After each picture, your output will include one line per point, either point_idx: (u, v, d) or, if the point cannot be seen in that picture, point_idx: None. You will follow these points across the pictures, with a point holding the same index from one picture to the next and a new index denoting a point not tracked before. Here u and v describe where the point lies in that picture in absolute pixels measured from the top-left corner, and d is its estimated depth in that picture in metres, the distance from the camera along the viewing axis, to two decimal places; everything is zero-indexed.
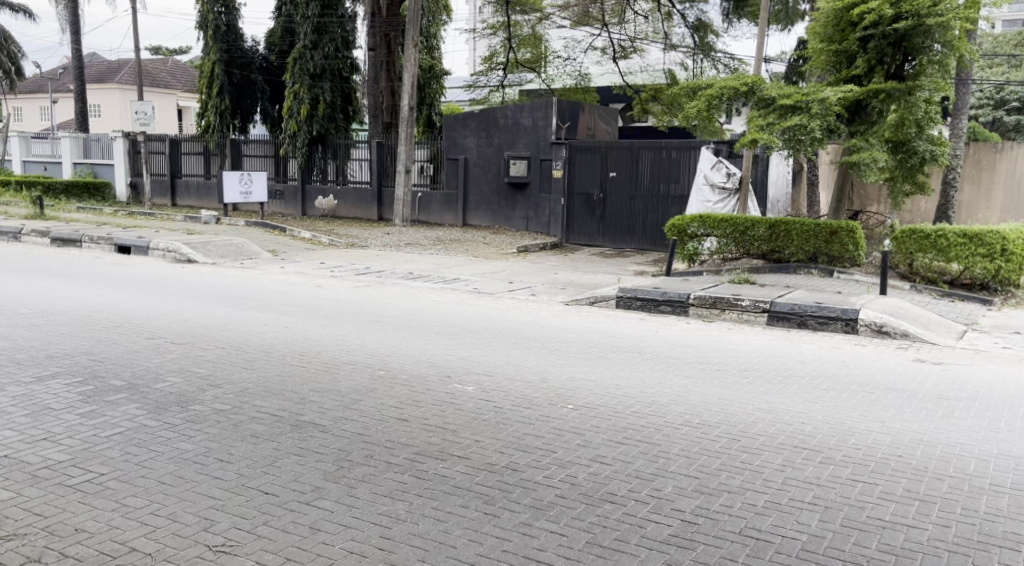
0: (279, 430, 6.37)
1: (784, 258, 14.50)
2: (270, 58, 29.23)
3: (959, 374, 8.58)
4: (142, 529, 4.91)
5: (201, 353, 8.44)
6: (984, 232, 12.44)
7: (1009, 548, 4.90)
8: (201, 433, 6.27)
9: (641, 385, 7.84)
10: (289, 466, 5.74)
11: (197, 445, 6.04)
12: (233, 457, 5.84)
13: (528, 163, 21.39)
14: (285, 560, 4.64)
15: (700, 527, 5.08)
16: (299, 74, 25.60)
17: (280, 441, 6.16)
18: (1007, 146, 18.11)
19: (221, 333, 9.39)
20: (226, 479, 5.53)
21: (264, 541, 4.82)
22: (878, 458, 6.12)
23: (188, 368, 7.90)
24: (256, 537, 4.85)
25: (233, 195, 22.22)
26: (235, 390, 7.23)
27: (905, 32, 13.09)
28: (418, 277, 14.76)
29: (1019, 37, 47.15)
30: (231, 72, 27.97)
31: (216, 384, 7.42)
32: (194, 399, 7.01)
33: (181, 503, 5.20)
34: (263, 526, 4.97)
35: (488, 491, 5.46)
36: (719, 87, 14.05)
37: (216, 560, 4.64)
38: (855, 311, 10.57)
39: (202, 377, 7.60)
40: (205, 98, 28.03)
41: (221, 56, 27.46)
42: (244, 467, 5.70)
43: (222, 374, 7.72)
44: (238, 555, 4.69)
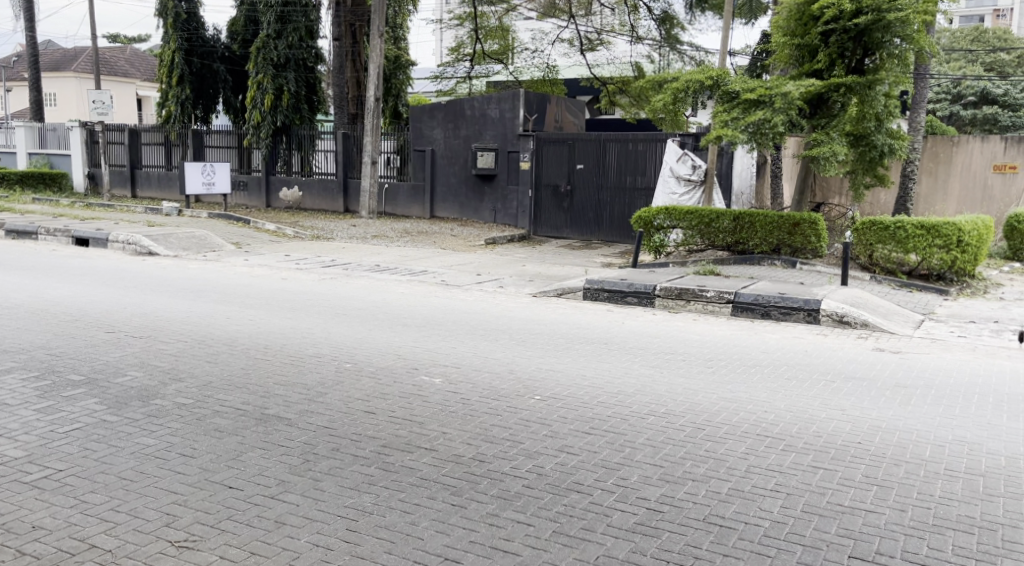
0: (243, 423, 6.37)
1: (747, 250, 14.65)
2: (232, 47, 28.92)
3: (916, 362, 8.76)
4: (102, 525, 4.89)
5: (162, 347, 8.39)
6: (941, 224, 12.72)
7: (964, 531, 5.04)
8: (163, 427, 6.25)
9: (608, 375, 7.94)
10: (253, 460, 5.75)
11: (159, 440, 6.02)
12: (196, 452, 5.83)
13: (495, 155, 21.41)
14: (250, 555, 4.66)
15: (665, 515, 5.17)
16: (262, 64, 25.35)
17: (244, 435, 6.16)
18: (962, 138, 18.48)
19: (183, 327, 9.33)
20: (189, 474, 5.52)
21: (228, 535, 4.83)
22: (838, 445, 6.25)
23: (150, 361, 7.86)
24: (220, 532, 4.86)
25: (196, 187, 22.01)
26: (198, 384, 7.21)
27: (865, 27, 13.30)
28: (384, 269, 14.74)
29: (976, 33, 48.06)
30: (191, 61, 27.63)
31: (178, 378, 7.39)
32: (156, 393, 6.98)
33: (142, 498, 5.18)
34: (228, 521, 4.97)
35: (455, 482, 5.51)
36: (684, 80, 14.19)
37: (179, 555, 4.64)
38: (817, 301, 10.74)
39: (164, 371, 7.57)
40: (165, 88, 27.67)
41: (182, 45, 27.16)
42: (207, 461, 5.70)
43: (185, 368, 7.69)
44: (202, 550, 4.70)
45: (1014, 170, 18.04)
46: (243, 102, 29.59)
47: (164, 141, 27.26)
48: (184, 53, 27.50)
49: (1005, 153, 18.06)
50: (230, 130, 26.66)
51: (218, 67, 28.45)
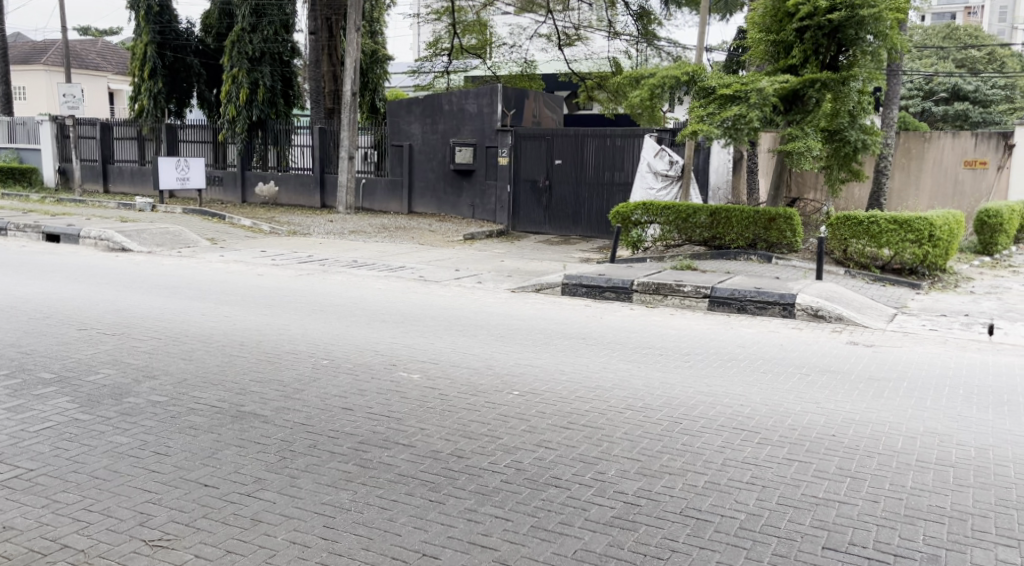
0: (219, 421, 6.36)
1: (724, 245, 14.77)
2: (206, 41, 28.69)
3: (889, 355, 8.87)
4: (74, 525, 4.88)
5: (136, 344, 8.35)
6: (914, 219, 12.88)
7: (934, 520, 5.12)
8: (137, 426, 6.23)
9: (586, 369, 7.99)
10: (229, 457, 5.74)
11: (132, 438, 6.01)
12: (170, 450, 5.82)
13: (473, 150, 21.40)
14: (225, 553, 4.66)
15: (643, 508, 5.22)
16: (237, 58, 25.18)
17: (220, 432, 6.15)
18: (934, 135, 18.69)
19: (157, 324, 9.29)
20: (163, 472, 5.51)
21: (203, 534, 4.83)
22: (813, 438, 6.33)
23: (122, 359, 7.82)
24: (196, 530, 4.86)
25: (170, 181, 21.85)
26: (173, 381, 7.20)
27: (839, 23, 13.41)
28: (362, 265, 14.72)
29: (948, 30, 48.68)
30: (164, 55, 27.34)
31: (152, 375, 7.37)
32: (129, 391, 6.95)
33: (115, 497, 5.17)
34: (203, 519, 4.97)
35: (433, 478, 5.54)
36: (660, 76, 14.24)
37: (153, 554, 4.64)
38: (792, 295, 10.85)
39: (137, 368, 7.54)
40: (138, 81, 27.45)
41: (155, 38, 26.93)
42: (182, 459, 5.69)
43: (159, 365, 7.67)
44: (177, 549, 4.69)
45: (986, 165, 18.45)
46: (218, 97, 29.39)
47: (137, 135, 27.04)
48: (157, 46, 27.19)
49: (976, 149, 18.45)
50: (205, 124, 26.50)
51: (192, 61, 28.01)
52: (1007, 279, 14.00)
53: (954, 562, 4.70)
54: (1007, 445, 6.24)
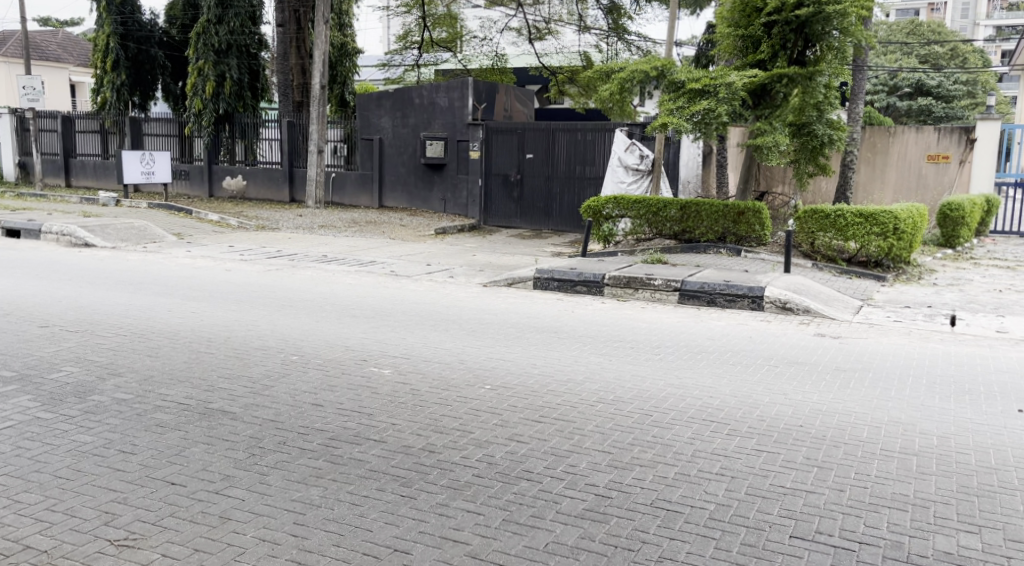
0: (186, 418, 6.35)
1: (694, 239, 14.90)
2: (170, 32, 28.02)
3: (855, 347, 9.01)
4: (37, 525, 4.86)
5: (100, 341, 8.30)
6: (879, 212, 13.07)
7: (898, 508, 5.23)
8: (101, 424, 6.20)
9: (558, 363, 8.06)
10: (196, 455, 5.74)
11: (96, 437, 5.98)
12: (136, 448, 5.81)
13: (444, 144, 21.36)
14: (192, 552, 4.66)
15: (614, 500, 5.28)
16: (203, 50, 24.81)
17: (187, 430, 6.14)
18: (899, 129, 18.99)
19: (122, 320, 9.24)
20: (129, 470, 5.50)
21: (169, 532, 4.82)
22: (781, 428, 6.43)
23: (86, 356, 7.77)
24: (162, 529, 4.85)
25: (135, 175, 21.64)
26: (139, 378, 7.18)
27: (806, 19, 13.53)
28: (332, 260, 14.69)
29: (912, 25, 49.32)
30: (127, 46, 26.87)
31: (116, 372, 7.34)
32: (93, 389, 6.91)
33: (79, 497, 5.16)
34: (170, 518, 4.97)
35: (405, 473, 5.57)
36: (630, 70, 14.30)
37: (119, 554, 4.62)
38: (760, 288, 10.98)
39: (101, 365, 7.50)
40: (99, 73, 27.00)
41: (116, 29, 26.36)
42: (148, 458, 5.68)
43: (124, 362, 7.63)
44: (143, 548, 4.68)
45: (948, 159, 18.72)
46: (183, 89, 29.14)
47: (100, 129, 26.85)
48: (120, 38, 26.73)
49: (939, 143, 18.72)
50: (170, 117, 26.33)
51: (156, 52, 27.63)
52: (969, 271, 14.24)
53: (917, 548, 4.81)
54: (968, 433, 6.39)
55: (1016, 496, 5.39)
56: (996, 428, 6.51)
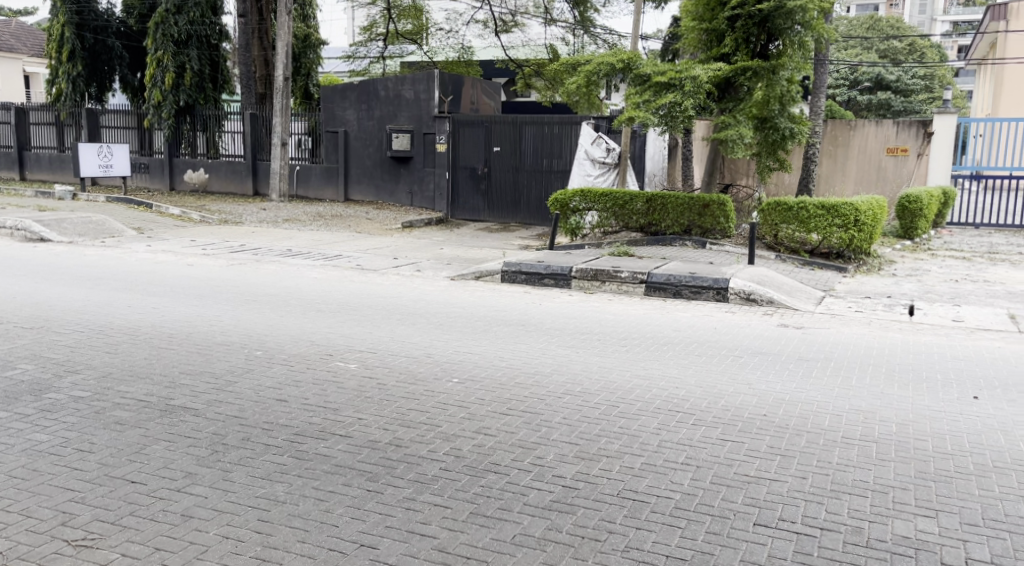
0: (147, 415, 6.32)
1: (660, 231, 15.02)
2: (128, 22, 27.67)
3: (817, 337, 9.16)
4: None
5: (57, 338, 8.22)
6: (840, 204, 13.26)
7: (858, 494, 5.35)
8: (58, 423, 6.15)
9: (525, 356, 8.11)
10: (158, 452, 5.72)
11: (53, 436, 5.94)
12: (94, 447, 5.77)
13: (410, 137, 21.28)
14: (154, 550, 4.64)
15: (580, 492, 5.35)
16: (161, 41, 24.41)
17: (148, 427, 6.12)
18: (859, 122, 19.28)
19: (79, 316, 9.15)
20: (87, 469, 5.47)
21: (130, 532, 4.80)
22: (745, 418, 6.53)
23: (42, 353, 7.70)
24: (123, 528, 4.83)
25: (92, 168, 21.36)
26: (97, 376, 7.13)
27: (768, 13, 13.71)
28: (297, 254, 14.62)
29: (871, 21, 50.11)
30: (83, 36, 26.42)
31: (74, 369, 7.28)
32: (50, 386, 6.85)
33: (36, 497, 5.13)
34: (130, 516, 4.95)
35: (371, 468, 5.59)
36: (596, 63, 14.35)
37: (76, 554, 4.60)
38: (725, 280, 11.11)
39: (58, 363, 7.44)
40: (54, 64, 26.42)
41: (71, 18, 25.93)
42: (107, 456, 5.65)
43: (82, 359, 7.57)
44: (101, 548, 4.66)
45: (906, 153, 19.02)
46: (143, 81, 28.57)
47: (55, 121, 26.51)
48: (75, 27, 26.26)
49: (898, 137, 19.03)
50: (127, 109, 25.99)
51: (113, 43, 27.17)
52: (927, 262, 14.50)
53: (876, 533, 4.92)
54: (926, 420, 6.54)
55: (971, 480, 5.53)
56: (953, 414, 6.67)
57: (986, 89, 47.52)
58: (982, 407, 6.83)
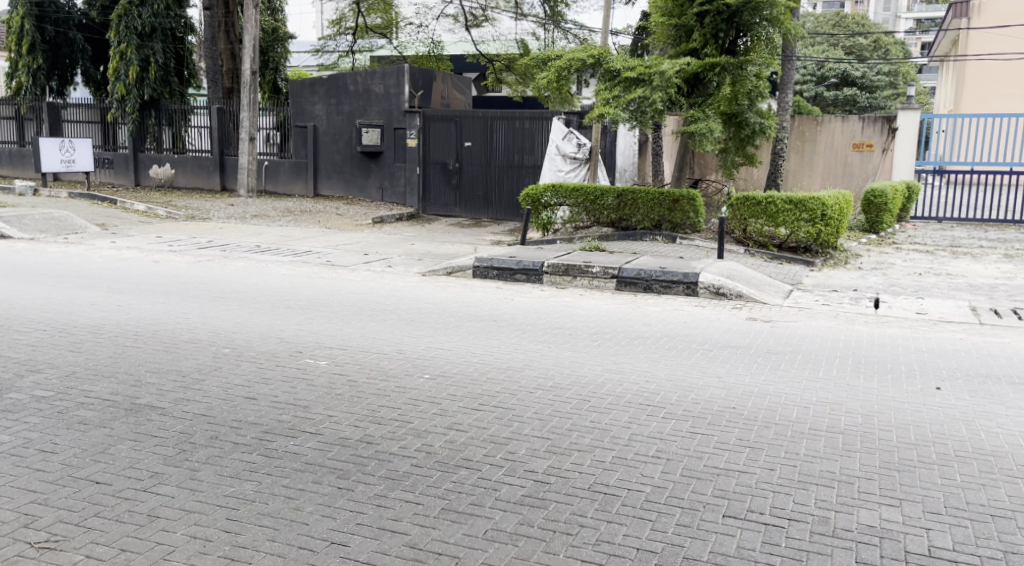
0: (111, 415, 6.28)
1: (630, 226, 15.12)
2: (90, 14, 26.93)
3: (784, 330, 9.28)
4: None
5: (19, 337, 8.14)
6: (808, 199, 13.40)
7: (825, 485, 5.44)
8: (22, 423, 6.10)
9: (497, 351, 8.15)
10: (123, 452, 5.69)
11: (15, 437, 5.89)
12: (57, 447, 5.74)
13: (381, 131, 21.22)
14: (119, 551, 4.61)
15: (552, 486, 5.40)
16: (125, 33, 24.07)
17: (113, 426, 6.09)
18: (826, 118, 19.42)
19: (43, 315, 9.06)
20: (51, 470, 5.43)
21: (95, 533, 4.78)
22: (715, 411, 6.62)
23: (4, 353, 7.62)
24: (88, 529, 4.81)
25: (54, 164, 21.08)
26: (61, 375, 7.08)
27: (736, 9, 13.84)
28: (265, 250, 14.56)
29: (837, 17, 50.77)
30: (43, 28, 26.06)
31: (36, 368, 7.23)
32: (11, 386, 6.79)
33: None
34: (94, 518, 4.92)
35: (342, 465, 5.60)
36: (567, 58, 14.42)
37: (39, 557, 4.56)
38: (695, 274, 11.21)
39: (21, 362, 7.38)
40: (14, 56, 26.13)
41: (32, 10, 25.54)
42: (71, 456, 5.62)
43: (45, 358, 7.51)
44: (65, 550, 4.62)
45: (871, 148, 19.28)
46: (105, 74, 28.09)
47: (15, 114, 26.17)
48: (35, 20, 25.91)
49: (863, 132, 19.25)
50: (90, 102, 25.62)
51: (74, 36, 26.78)
52: (892, 256, 14.72)
53: (842, 522, 5.01)
54: (890, 410, 6.66)
55: (933, 469, 5.65)
56: (917, 405, 6.81)
57: (948, 86, 48.44)
58: (944, 398, 6.97)
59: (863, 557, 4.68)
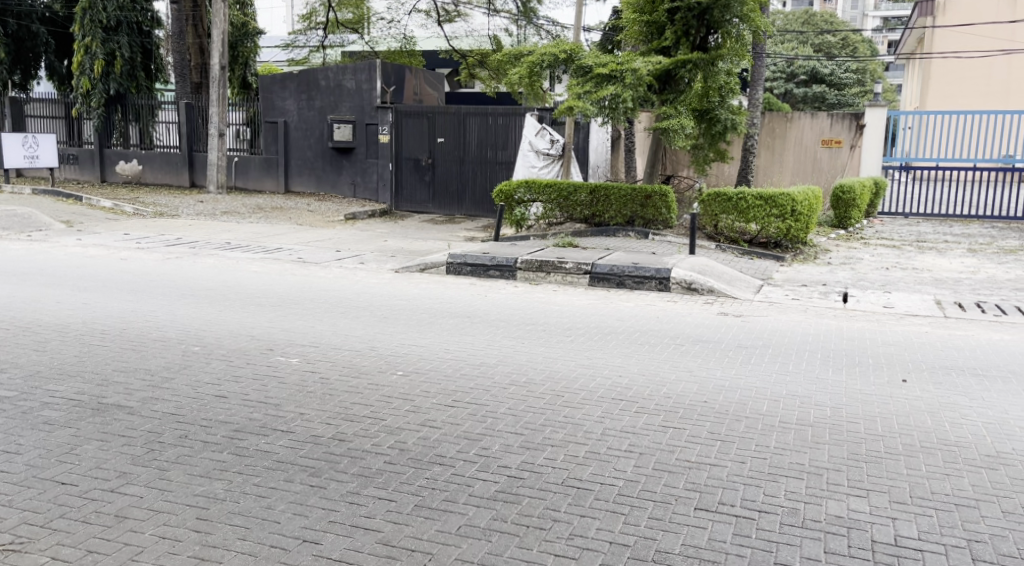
0: (77, 415, 6.22)
1: (604, 222, 15.16)
2: (53, 7, 26.61)
3: (755, 325, 9.35)
4: None
5: None
6: (778, 195, 13.52)
7: (794, 476, 5.50)
8: None
9: (471, 347, 8.15)
10: (89, 453, 5.64)
11: None
12: (22, 448, 5.67)
13: (353, 127, 21.13)
14: (86, 553, 4.58)
15: (526, 481, 5.42)
16: (89, 27, 23.65)
17: (79, 426, 6.02)
18: (796, 115, 19.64)
19: (7, 314, 8.93)
20: (15, 472, 5.37)
21: (61, 534, 4.73)
22: (687, 405, 6.66)
23: None
24: (53, 531, 4.76)
25: (17, 160, 20.77)
26: (26, 375, 6.99)
27: (707, 6, 13.97)
28: (236, 247, 14.46)
29: (806, 15, 51.26)
30: (5, 22, 25.57)
31: (1, 368, 7.13)
32: None
33: None
34: (61, 519, 4.88)
35: (314, 463, 5.59)
36: (539, 54, 14.45)
37: (4, 559, 4.51)
38: (667, 269, 11.26)
39: None
40: None
41: None
42: (37, 457, 5.56)
43: (9, 357, 7.41)
44: (30, 552, 4.58)
45: (840, 144, 19.48)
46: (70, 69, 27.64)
47: None
48: None
49: (831, 129, 19.46)
50: (54, 97, 25.43)
51: (38, 29, 26.32)
52: (860, 251, 14.87)
53: (811, 514, 5.07)
54: (858, 403, 6.74)
55: (899, 460, 5.73)
56: (884, 397, 6.90)
57: (914, 84, 49.09)
58: (910, 390, 7.07)
59: (831, 547, 4.74)
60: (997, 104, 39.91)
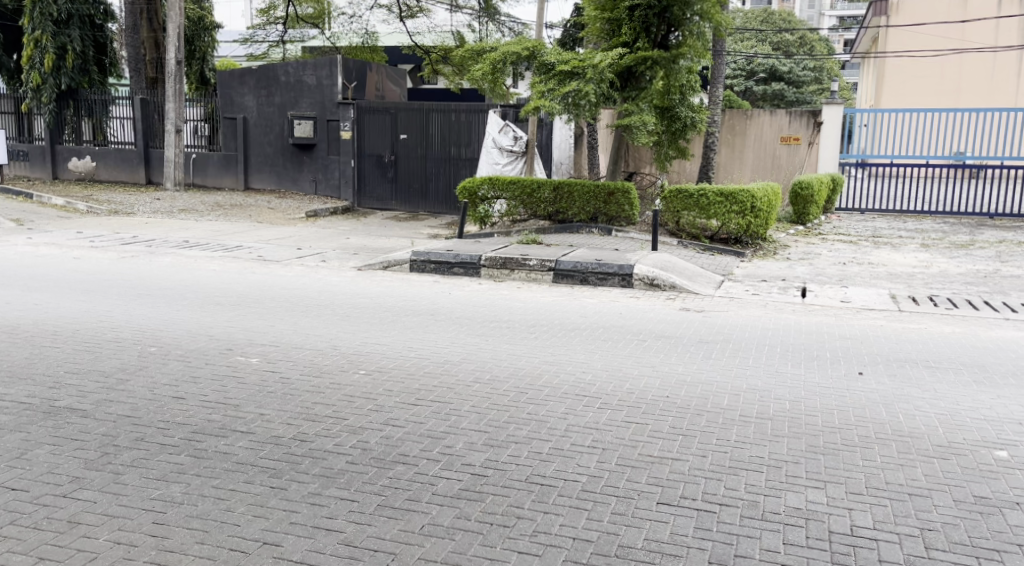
0: (28, 419, 6.11)
1: (567, 219, 15.19)
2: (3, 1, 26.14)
3: (716, 320, 9.43)
4: None
5: None
6: (737, 192, 13.65)
7: (754, 469, 5.56)
8: None
9: (434, 345, 8.12)
10: (41, 457, 5.53)
11: None
12: None
13: (314, 123, 20.98)
14: (37, 560, 4.49)
15: (490, 479, 5.41)
16: (39, 20, 23.14)
17: (30, 431, 5.91)
18: (755, 112, 19.81)
19: None
20: None
21: (11, 542, 4.64)
22: (649, 400, 6.69)
23: None
24: (3, 538, 4.66)
25: None
26: None
27: (667, 3, 14.06)
28: (193, 245, 14.27)
29: (765, 14, 51.81)
30: None
31: None
32: None
33: None
34: (12, 526, 4.78)
35: (275, 464, 5.54)
36: (502, 51, 14.37)
37: None
38: (630, 266, 11.32)
39: None
40: None
41: None
42: None
43: None
44: None
45: (798, 141, 19.66)
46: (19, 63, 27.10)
47: None
48: None
49: (790, 126, 19.65)
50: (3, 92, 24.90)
51: None
52: (819, 246, 15.04)
53: (771, 506, 5.12)
54: (817, 396, 6.81)
55: (856, 451, 5.81)
56: (841, 389, 7.00)
57: (869, 81, 49.96)
58: (866, 382, 7.17)
59: (790, 538, 4.79)
60: (949, 102, 40.67)
